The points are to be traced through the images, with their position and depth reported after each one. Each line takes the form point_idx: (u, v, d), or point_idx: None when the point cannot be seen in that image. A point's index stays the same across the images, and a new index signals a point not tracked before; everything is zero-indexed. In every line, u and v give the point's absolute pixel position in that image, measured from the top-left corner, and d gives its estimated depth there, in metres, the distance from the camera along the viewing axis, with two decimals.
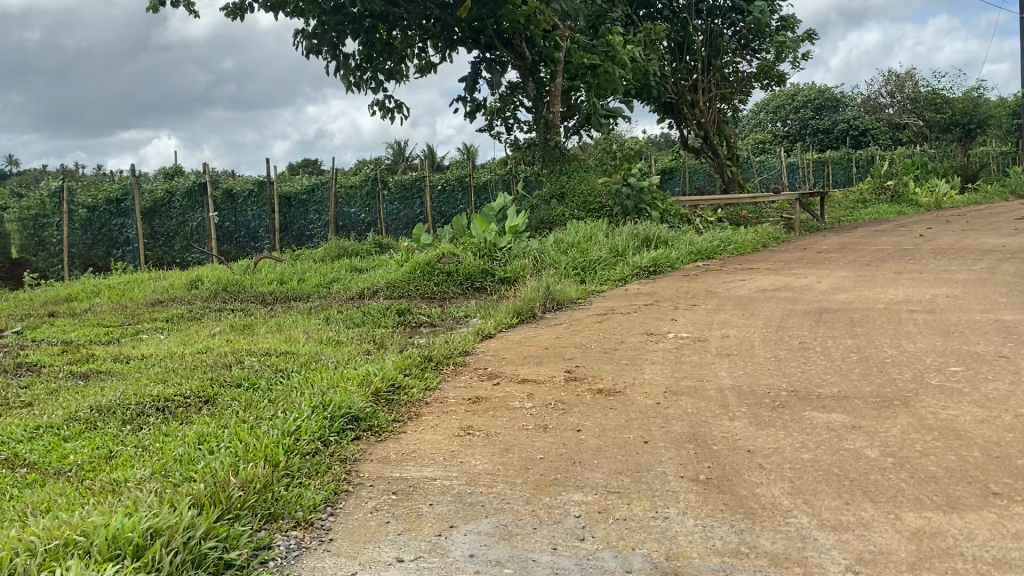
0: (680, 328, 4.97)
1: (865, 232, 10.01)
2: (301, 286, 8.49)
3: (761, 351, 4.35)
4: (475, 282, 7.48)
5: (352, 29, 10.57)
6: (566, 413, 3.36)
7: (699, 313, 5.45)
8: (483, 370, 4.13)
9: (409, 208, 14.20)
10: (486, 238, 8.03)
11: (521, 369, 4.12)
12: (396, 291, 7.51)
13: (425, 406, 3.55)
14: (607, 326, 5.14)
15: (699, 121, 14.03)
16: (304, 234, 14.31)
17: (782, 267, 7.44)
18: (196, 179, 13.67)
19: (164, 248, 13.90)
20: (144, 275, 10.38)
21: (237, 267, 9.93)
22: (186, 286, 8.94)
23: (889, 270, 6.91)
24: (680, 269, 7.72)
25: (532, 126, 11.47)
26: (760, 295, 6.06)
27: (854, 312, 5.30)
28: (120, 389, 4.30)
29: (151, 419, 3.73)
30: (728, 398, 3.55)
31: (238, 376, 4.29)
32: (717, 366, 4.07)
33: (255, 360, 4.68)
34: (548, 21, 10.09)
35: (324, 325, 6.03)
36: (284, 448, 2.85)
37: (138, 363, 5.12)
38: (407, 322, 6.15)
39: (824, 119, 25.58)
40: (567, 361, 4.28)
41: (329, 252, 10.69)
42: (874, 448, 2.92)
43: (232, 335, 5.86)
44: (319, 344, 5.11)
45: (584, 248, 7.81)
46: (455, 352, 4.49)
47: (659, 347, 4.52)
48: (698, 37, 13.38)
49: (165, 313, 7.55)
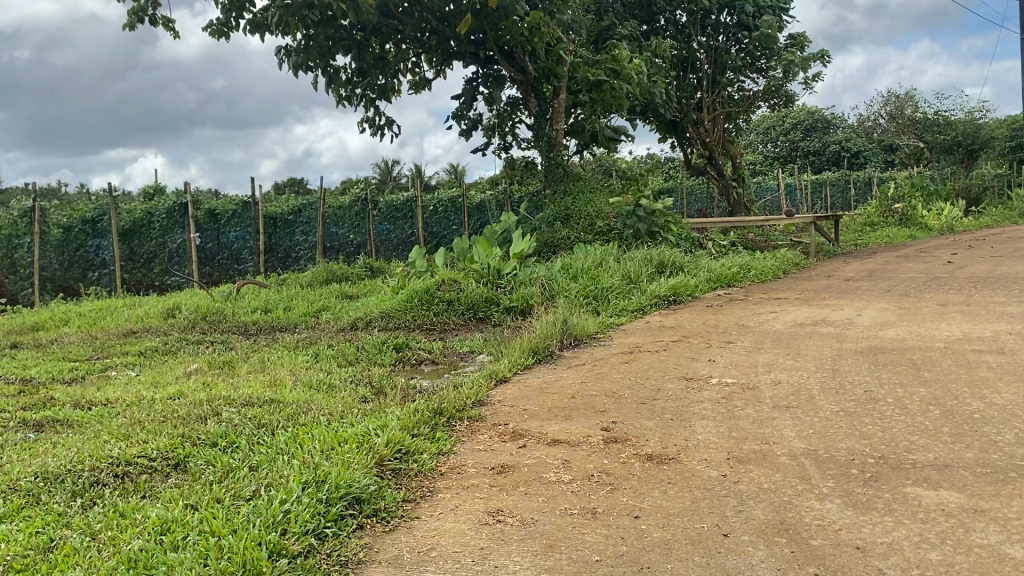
0: (721, 372, 4.38)
1: (888, 258, 9.47)
2: (287, 314, 7.87)
3: (825, 405, 3.76)
4: (479, 312, 6.86)
5: (343, 44, 10.04)
6: (615, 491, 2.74)
7: (738, 353, 4.86)
8: (503, 427, 3.49)
9: (401, 228, 13.61)
10: (490, 264, 7.42)
11: (548, 426, 3.49)
12: (392, 323, 6.88)
13: (440, 478, 2.92)
14: (637, 368, 4.54)
15: (704, 141, 13.61)
16: (290, 255, 13.69)
17: (812, 296, 6.89)
18: (178, 198, 13.02)
19: (143, 270, 13.25)
20: (118, 301, 9.71)
21: (218, 292, 9.28)
22: (163, 314, 8.28)
23: (930, 301, 6.36)
24: (700, 298, 7.12)
25: (533, 145, 10.89)
26: (799, 331, 5.48)
27: (911, 352, 4.73)
28: (75, 447, 3.64)
29: (106, 491, 3.07)
30: (807, 469, 2.95)
31: (215, 432, 3.64)
32: (780, 424, 3.48)
33: (234, 411, 4.00)
34: (551, 34, 9.24)
35: (313, 364, 5.37)
36: (269, 550, 2.23)
37: (100, 410, 4.43)
38: (407, 359, 5.53)
39: (815, 141, 25.42)
40: (600, 413, 3.66)
41: (317, 276, 10.03)
42: (1015, 544, 2.30)
43: (209, 375, 5.19)
44: (308, 390, 4.45)
45: (596, 275, 7.21)
46: (468, 403, 3.85)
47: (705, 397, 3.92)
48: (702, 54, 12.94)
49: (138, 346, 6.89)
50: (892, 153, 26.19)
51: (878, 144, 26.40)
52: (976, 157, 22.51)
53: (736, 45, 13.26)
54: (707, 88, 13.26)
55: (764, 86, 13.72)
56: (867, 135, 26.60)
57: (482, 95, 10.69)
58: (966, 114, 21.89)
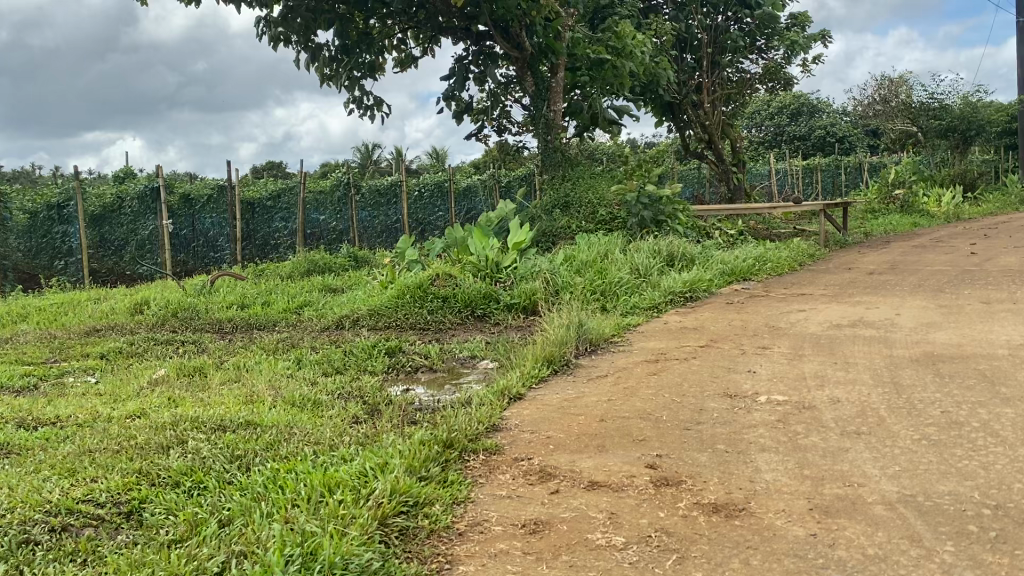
0: (769, 387, 3.81)
1: (905, 248, 8.94)
2: (265, 310, 7.24)
3: (902, 432, 3.19)
4: (477, 310, 6.27)
5: (325, 18, 9.35)
6: (686, 562, 2.16)
7: (779, 361, 4.31)
8: (527, 463, 2.89)
9: (384, 215, 12.96)
10: (487, 257, 6.80)
11: (582, 461, 2.90)
12: (381, 322, 6.25)
13: (459, 542, 2.32)
14: (669, 382, 3.95)
15: (702, 124, 13.03)
16: (268, 243, 12.98)
17: (839, 292, 6.34)
18: (149, 182, 12.30)
19: (114, 258, 12.51)
20: (82, 293, 9.01)
21: (190, 284, 8.61)
22: (130, 308, 7.61)
23: (971, 298, 5.82)
24: (718, 294, 6.55)
25: (528, 128, 10.27)
26: (840, 333, 4.93)
27: (974, 361, 4.17)
28: (7, 486, 2.99)
29: (36, 555, 2.44)
30: (913, 525, 2.39)
31: (178, 467, 3.03)
32: (859, 458, 2.92)
33: (201, 437, 3.37)
34: (550, 8, 8.58)
35: (294, 372, 4.75)
36: None
37: (46, 431, 3.77)
38: (400, 366, 4.92)
39: (801, 126, 24.95)
40: (641, 444, 3.08)
41: (297, 267, 9.37)
42: None
43: (176, 386, 4.54)
44: (290, 409, 3.82)
45: (602, 268, 6.64)
46: (480, 429, 3.25)
47: (757, 421, 3.35)
48: (702, 34, 12.36)
49: (100, 346, 6.23)
50: (877, 138, 25.77)
51: (865, 129, 25.96)
52: (971, 142, 22.03)
53: (735, 25, 12.71)
54: (707, 69, 12.67)
55: (764, 67, 13.17)
56: (854, 120, 26.15)
57: (474, 74, 10.03)
58: (963, 99, 21.36)
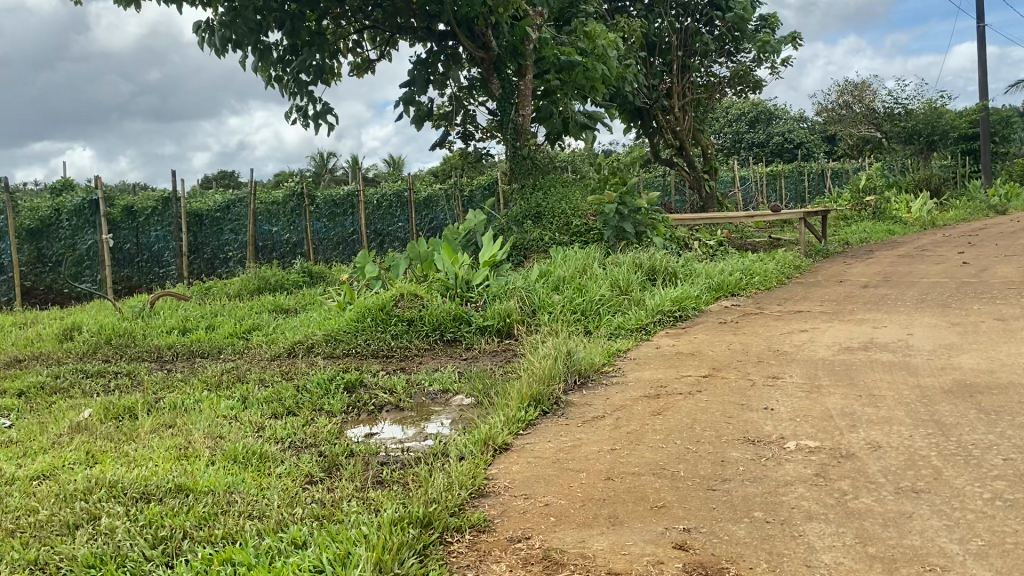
0: (794, 431, 3.28)
1: (891, 258, 8.52)
2: (211, 334, 6.57)
3: (968, 489, 2.66)
4: (446, 333, 5.70)
5: (274, 17, 8.69)
6: None
7: (797, 395, 3.78)
8: (526, 547, 2.31)
9: (341, 226, 12.27)
10: (457, 273, 6.18)
11: (595, 540, 2.34)
12: (339, 349, 5.62)
13: None
14: (679, 425, 3.39)
15: (673, 130, 12.60)
16: (218, 257, 12.26)
17: (838, 309, 5.86)
18: (87, 194, 11.48)
19: (51, 275, 11.70)
20: (8, 317, 8.21)
21: (128, 306, 7.86)
22: (60, 335, 6.85)
23: (982, 315, 5.37)
24: (707, 311, 6.03)
25: (493, 133, 9.72)
26: (855, 359, 4.43)
27: (1016, 392, 3.67)
28: None
29: None
30: None
31: (82, 558, 2.38)
32: (931, 529, 2.39)
33: (118, 512, 2.71)
34: (518, 5, 8.03)
35: (239, 414, 4.11)
36: None
37: None
38: (362, 404, 4.29)
39: (759, 133, 24.69)
40: (661, 513, 2.53)
41: (246, 285, 8.70)
42: None
43: (98, 436, 3.86)
44: (231, 467, 3.19)
45: (581, 285, 6.09)
46: (463, 495, 2.66)
47: (793, 477, 2.80)
48: (671, 37, 11.92)
49: (20, 380, 5.49)
50: (835, 145, 25.67)
51: (822, 135, 25.85)
52: (933, 149, 21.68)
53: (705, 28, 12.30)
54: (676, 73, 12.24)
55: (733, 71, 12.79)
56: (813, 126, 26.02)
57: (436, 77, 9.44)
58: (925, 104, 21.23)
